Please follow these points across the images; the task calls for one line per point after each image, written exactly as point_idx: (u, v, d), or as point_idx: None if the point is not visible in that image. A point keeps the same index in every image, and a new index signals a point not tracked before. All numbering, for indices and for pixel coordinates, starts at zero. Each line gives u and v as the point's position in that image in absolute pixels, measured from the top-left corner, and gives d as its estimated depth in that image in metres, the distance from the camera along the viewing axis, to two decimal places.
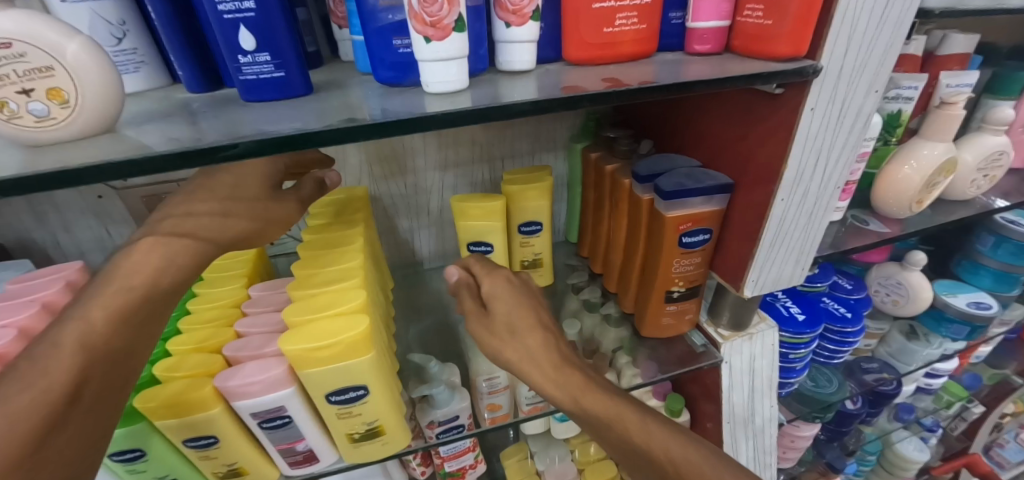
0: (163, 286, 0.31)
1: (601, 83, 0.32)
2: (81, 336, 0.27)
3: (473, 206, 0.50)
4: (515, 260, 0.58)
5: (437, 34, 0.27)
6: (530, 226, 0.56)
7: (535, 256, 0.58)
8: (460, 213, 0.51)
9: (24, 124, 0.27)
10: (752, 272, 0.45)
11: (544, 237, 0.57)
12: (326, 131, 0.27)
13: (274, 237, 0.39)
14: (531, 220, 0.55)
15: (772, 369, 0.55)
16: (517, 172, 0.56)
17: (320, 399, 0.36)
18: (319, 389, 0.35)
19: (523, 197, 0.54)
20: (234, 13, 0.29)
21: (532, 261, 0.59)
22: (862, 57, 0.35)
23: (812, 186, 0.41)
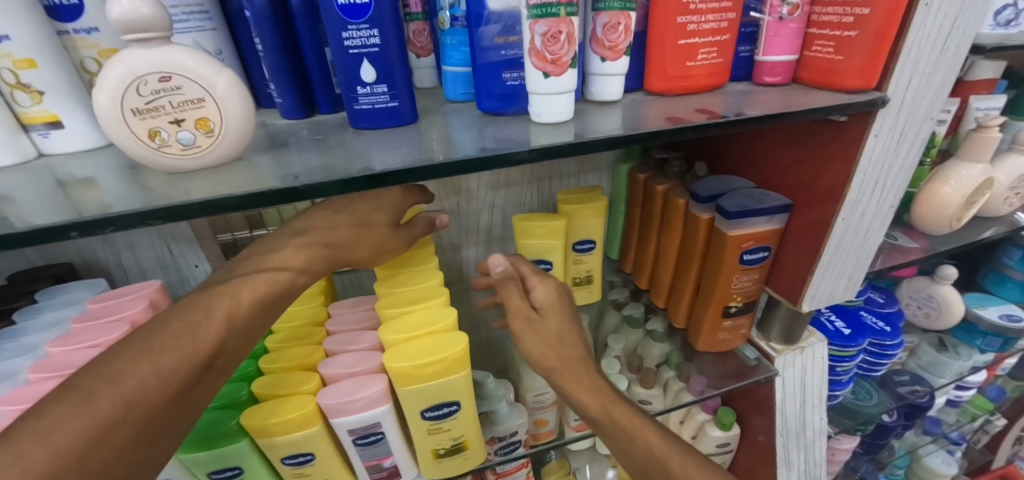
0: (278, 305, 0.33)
1: (698, 115, 0.35)
2: (155, 361, 0.27)
3: (536, 225, 0.53)
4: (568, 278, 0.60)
5: (556, 70, 0.30)
6: (584, 244, 0.58)
7: (586, 273, 0.60)
8: (523, 231, 0.54)
9: (171, 152, 0.29)
10: (810, 287, 0.47)
11: (595, 256, 0.59)
12: (452, 163, 0.29)
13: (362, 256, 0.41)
14: (585, 238, 0.57)
15: (823, 383, 0.56)
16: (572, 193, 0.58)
17: (415, 416, 0.37)
18: (417, 404, 0.37)
19: (579, 217, 0.56)
20: (359, 48, 0.32)
21: (584, 278, 0.60)
22: (922, 87, 0.37)
23: (870, 206, 0.43)
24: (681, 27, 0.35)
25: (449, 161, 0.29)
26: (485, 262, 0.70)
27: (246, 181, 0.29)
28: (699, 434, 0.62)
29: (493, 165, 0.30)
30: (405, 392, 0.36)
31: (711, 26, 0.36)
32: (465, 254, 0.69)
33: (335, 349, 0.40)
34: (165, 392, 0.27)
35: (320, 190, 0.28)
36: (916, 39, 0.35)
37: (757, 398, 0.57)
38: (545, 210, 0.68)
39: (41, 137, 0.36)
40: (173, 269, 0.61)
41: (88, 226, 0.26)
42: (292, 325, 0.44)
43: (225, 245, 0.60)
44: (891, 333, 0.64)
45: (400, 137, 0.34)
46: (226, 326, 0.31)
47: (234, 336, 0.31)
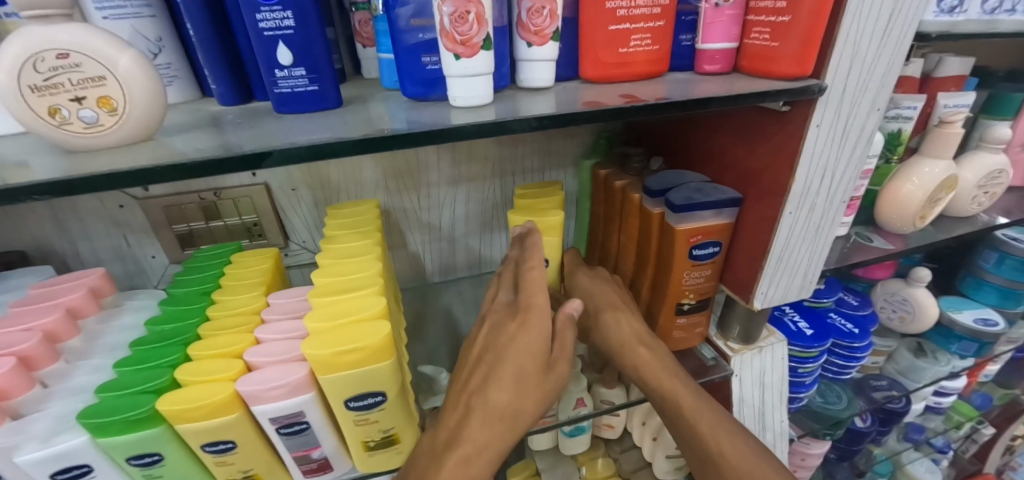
0: None
1: (620, 99, 0.34)
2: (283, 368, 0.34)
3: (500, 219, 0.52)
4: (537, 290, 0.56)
5: (467, 52, 0.29)
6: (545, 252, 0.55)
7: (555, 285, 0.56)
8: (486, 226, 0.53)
9: (73, 130, 0.29)
10: (762, 284, 0.46)
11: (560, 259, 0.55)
12: (358, 141, 0.29)
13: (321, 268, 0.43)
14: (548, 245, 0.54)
15: (783, 384, 0.55)
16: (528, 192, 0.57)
17: (339, 406, 0.37)
18: (339, 393, 0.36)
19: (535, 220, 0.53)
20: (274, 30, 0.31)
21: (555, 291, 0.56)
22: (864, 76, 0.36)
23: (819, 201, 0.42)
24: (611, 12, 0.35)
25: (356, 140, 0.29)
26: (450, 259, 0.70)
27: (150, 159, 0.28)
28: (659, 435, 0.63)
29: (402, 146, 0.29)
30: (327, 380, 0.35)
31: (642, 13, 0.35)
32: (428, 250, 0.68)
33: (265, 337, 0.39)
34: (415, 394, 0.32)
35: (220, 168, 0.28)
36: (852, 25, 0.34)
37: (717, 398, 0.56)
38: (509, 206, 0.67)
39: None
40: (130, 259, 0.60)
41: None
42: (229, 313, 0.43)
43: (181, 236, 0.59)
44: (860, 335, 0.62)
45: (321, 120, 0.33)
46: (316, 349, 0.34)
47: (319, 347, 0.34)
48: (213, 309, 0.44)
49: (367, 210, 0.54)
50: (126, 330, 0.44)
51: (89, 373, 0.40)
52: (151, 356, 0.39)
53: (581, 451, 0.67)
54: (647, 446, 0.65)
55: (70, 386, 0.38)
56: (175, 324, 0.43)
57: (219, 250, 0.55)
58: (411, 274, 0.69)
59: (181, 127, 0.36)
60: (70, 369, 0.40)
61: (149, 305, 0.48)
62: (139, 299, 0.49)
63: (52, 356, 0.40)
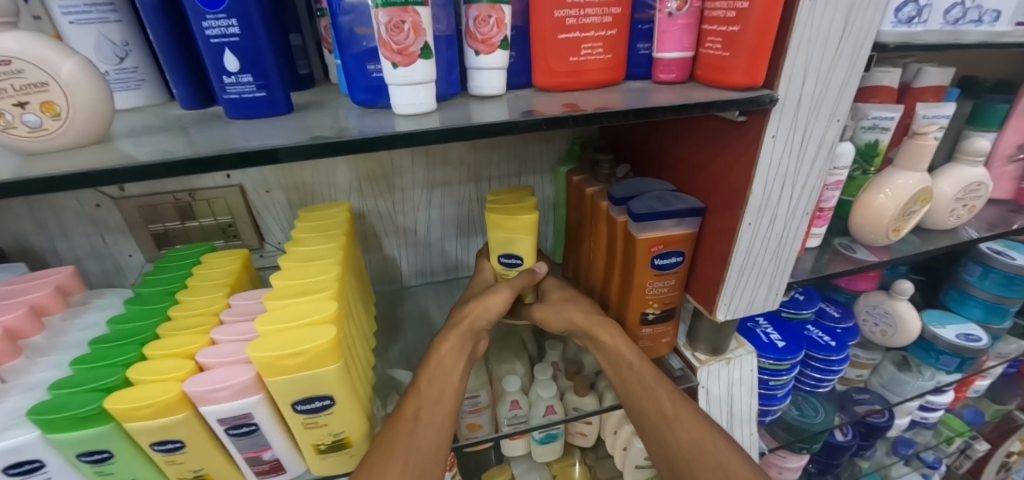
0: None
1: (561, 108, 0.34)
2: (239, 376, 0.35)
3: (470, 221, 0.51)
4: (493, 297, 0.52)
5: (403, 61, 0.29)
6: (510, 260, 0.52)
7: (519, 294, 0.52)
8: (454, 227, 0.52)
9: (17, 134, 0.29)
10: (724, 296, 0.45)
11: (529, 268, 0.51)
12: (298, 147, 0.29)
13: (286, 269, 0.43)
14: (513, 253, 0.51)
15: (752, 396, 0.54)
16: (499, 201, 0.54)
17: (286, 408, 0.37)
18: (283, 396, 0.36)
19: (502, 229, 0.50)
20: (221, 37, 0.32)
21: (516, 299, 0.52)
22: (820, 86, 0.36)
23: (780, 212, 0.41)
24: (560, 21, 0.34)
25: (294, 145, 0.29)
26: (427, 262, 0.70)
27: (89, 162, 0.29)
28: (629, 444, 0.61)
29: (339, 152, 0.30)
30: (272, 382, 0.35)
31: (593, 21, 0.35)
32: (404, 254, 0.68)
33: (220, 338, 0.40)
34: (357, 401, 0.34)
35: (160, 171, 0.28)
36: (803, 36, 0.33)
37: None
38: (485, 211, 0.67)
39: None
40: (108, 257, 0.61)
41: None
42: (189, 313, 0.44)
43: (157, 236, 0.59)
44: (837, 348, 0.61)
45: (270, 125, 0.33)
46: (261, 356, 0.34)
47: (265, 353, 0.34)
48: (174, 309, 0.44)
49: (338, 213, 0.55)
50: (90, 328, 0.45)
51: (47, 369, 0.40)
52: (108, 354, 0.39)
53: (553, 459, 0.67)
54: (617, 455, 0.63)
55: (28, 382, 0.39)
56: (137, 323, 0.43)
57: (192, 250, 0.56)
58: (388, 277, 0.70)
59: (137, 130, 0.37)
60: (30, 365, 0.40)
61: (116, 303, 0.48)
62: (108, 297, 0.49)
63: (12, 353, 0.40)
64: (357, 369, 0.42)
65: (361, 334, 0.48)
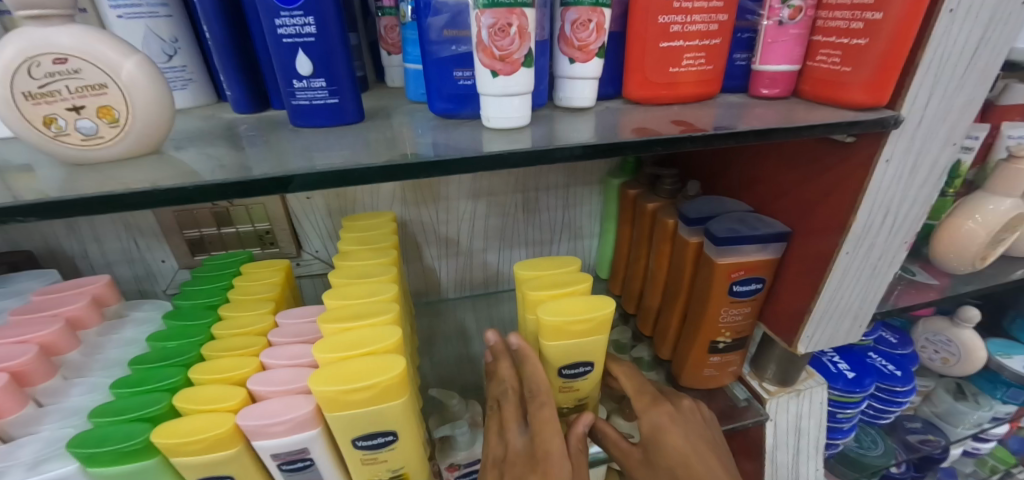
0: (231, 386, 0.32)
1: (670, 126, 0.31)
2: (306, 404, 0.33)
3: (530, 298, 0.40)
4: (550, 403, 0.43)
5: (506, 68, 0.26)
6: (576, 370, 0.40)
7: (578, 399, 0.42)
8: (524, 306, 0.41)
9: (71, 142, 0.26)
10: (807, 328, 0.42)
11: (593, 379, 0.41)
12: (382, 167, 0.26)
13: (345, 292, 0.41)
14: (580, 362, 0.39)
15: (820, 429, 0.51)
16: (531, 269, 0.42)
17: (346, 443, 0.34)
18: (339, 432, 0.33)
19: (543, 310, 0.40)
20: (294, 37, 0.28)
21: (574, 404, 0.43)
22: (943, 106, 0.33)
23: (879, 239, 0.38)
24: (663, 28, 0.31)
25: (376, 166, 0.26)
26: (467, 275, 0.67)
27: (151, 177, 0.26)
28: None
29: (426, 172, 0.27)
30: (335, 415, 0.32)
31: (698, 29, 0.32)
32: (443, 265, 0.65)
33: (271, 363, 0.37)
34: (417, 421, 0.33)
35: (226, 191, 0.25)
36: (936, 53, 0.30)
37: (745, 443, 0.52)
38: (529, 222, 0.64)
39: None
40: (139, 262, 0.59)
41: None
42: (235, 333, 0.41)
43: (191, 242, 0.57)
44: (903, 377, 0.58)
45: (342, 136, 0.31)
46: (328, 385, 0.31)
47: (330, 382, 0.31)
48: (219, 327, 0.41)
49: (384, 223, 0.52)
50: (127, 345, 0.43)
51: (85, 393, 0.38)
52: (151, 377, 0.37)
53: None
54: None
55: (65, 407, 0.37)
56: (178, 342, 0.41)
57: (229, 258, 0.53)
58: (426, 289, 0.67)
59: (190, 137, 0.34)
60: (67, 386, 0.38)
61: (153, 317, 0.46)
62: (144, 310, 0.47)
63: (48, 372, 0.38)
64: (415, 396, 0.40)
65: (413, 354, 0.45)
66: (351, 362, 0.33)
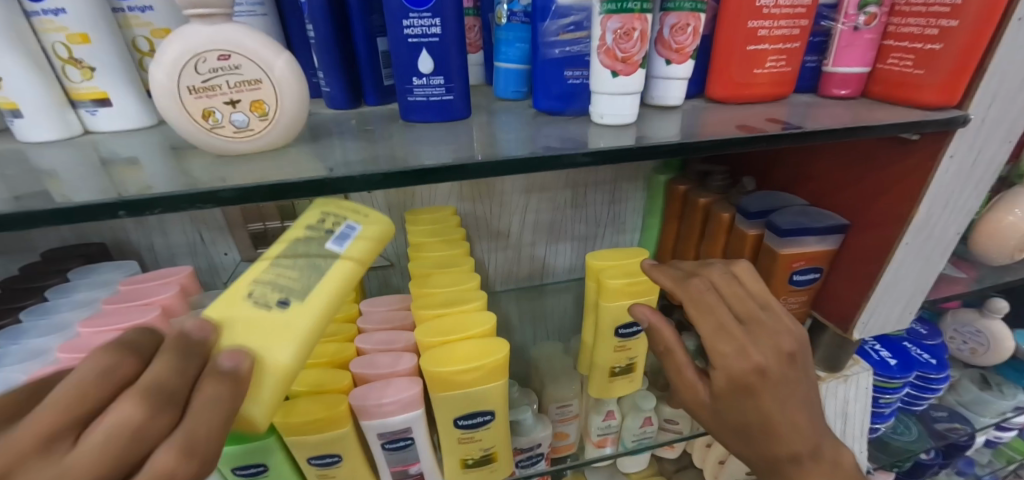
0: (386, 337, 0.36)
1: (768, 125, 0.33)
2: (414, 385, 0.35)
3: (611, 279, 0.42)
4: (603, 366, 0.47)
5: (626, 69, 0.28)
6: (629, 329, 0.45)
7: (629, 361, 0.47)
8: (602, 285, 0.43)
9: (224, 134, 0.28)
10: (863, 315, 0.44)
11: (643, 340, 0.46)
12: (512, 162, 0.29)
13: (429, 280, 0.43)
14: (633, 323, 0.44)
15: (864, 414, 0.54)
16: (600, 256, 0.45)
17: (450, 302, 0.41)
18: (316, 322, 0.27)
19: (619, 296, 0.43)
20: (419, 37, 0.31)
21: (625, 366, 0.47)
22: (1004, 108, 0.35)
23: (935, 231, 0.41)
24: (752, 32, 0.34)
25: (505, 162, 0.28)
26: (514, 267, 0.69)
27: (297, 169, 0.28)
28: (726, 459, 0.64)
29: (546, 166, 0.29)
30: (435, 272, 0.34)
31: (782, 33, 0.34)
32: (492, 258, 0.67)
33: (366, 348, 0.39)
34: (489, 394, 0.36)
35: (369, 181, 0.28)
36: (1005, 58, 0.32)
37: None
38: (577, 217, 0.66)
39: (88, 114, 0.36)
40: (202, 254, 0.62)
41: (137, 206, 0.25)
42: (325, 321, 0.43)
43: (255, 235, 0.60)
44: (937, 366, 0.61)
45: (451, 132, 0.33)
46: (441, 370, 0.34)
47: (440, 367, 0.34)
48: None
49: (448, 216, 0.54)
50: None
51: None
52: None
53: (638, 470, 0.67)
54: (710, 468, 0.66)
55: None
56: None
57: None
58: None
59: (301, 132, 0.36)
60: None
61: None
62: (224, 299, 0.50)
63: None
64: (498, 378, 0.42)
65: None
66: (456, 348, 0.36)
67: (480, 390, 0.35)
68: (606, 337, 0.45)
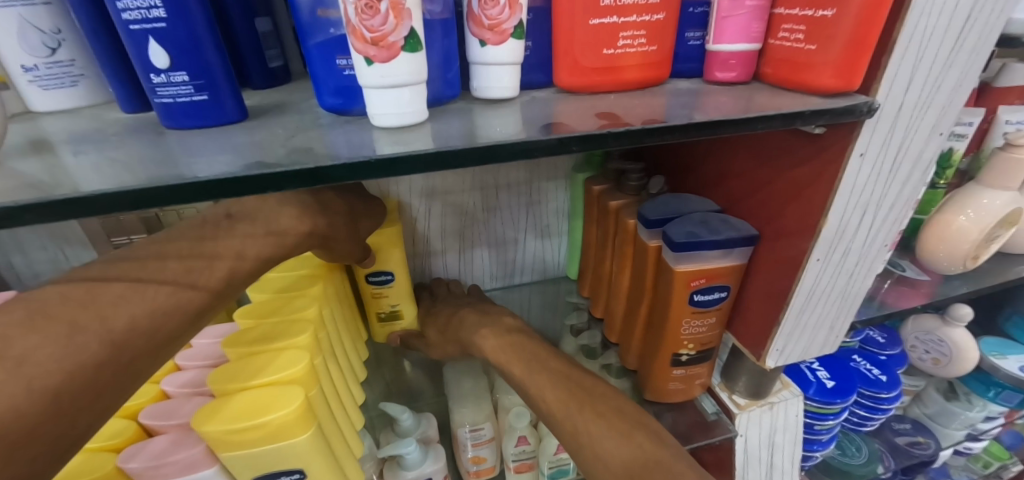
0: (219, 386, 0.31)
1: (593, 120, 0.25)
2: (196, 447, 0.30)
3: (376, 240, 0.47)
4: (370, 312, 0.53)
5: (381, 54, 0.21)
6: (380, 276, 0.50)
7: (391, 308, 0.52)
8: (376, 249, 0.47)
9: None
10: (776, 341, 0.37)
11: (400, 288, 0.51)
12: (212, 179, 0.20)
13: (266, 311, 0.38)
14: (382, 271, 0.49)
15: (795, 444, 0.47)
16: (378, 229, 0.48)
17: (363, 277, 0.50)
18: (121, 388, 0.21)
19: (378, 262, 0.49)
20: (142, 23, 0.24)
21: (389, 313, 0.53)
22: (927, 93, 0.28)
23: (855, 245, 0.33)
24: (592, 1, 0.26)
25: (206, 179, 0.20)
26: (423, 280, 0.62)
27: None
28: None
29: (269, 187, 0.21)
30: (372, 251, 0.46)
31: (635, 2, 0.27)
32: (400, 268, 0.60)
33: (172, 392, 0.35)
34: (283, 414, 0.29)
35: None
36: (917, 29, 0.25)
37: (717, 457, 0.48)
38: (490, 222, 0.58)
39: None
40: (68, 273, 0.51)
41: None
42: None
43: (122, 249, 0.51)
44: (888, 383, 0.54)
45: (216, 137, 0.26)
46: (225, 430, 0.28)
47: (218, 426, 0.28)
48: None
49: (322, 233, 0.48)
50: None
51: None
52: None
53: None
54: None
55: None
56: None
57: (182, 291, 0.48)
58: None
59: (74, 140, 0.30)
60: None
61: None
62: None
63: None
64: (337, 424, 0.36)
65: (344, 374, 0.42)
66: (248, 401, 0.30)
67: (273, 451, 0.29)
68: (361, 283, 0.50)
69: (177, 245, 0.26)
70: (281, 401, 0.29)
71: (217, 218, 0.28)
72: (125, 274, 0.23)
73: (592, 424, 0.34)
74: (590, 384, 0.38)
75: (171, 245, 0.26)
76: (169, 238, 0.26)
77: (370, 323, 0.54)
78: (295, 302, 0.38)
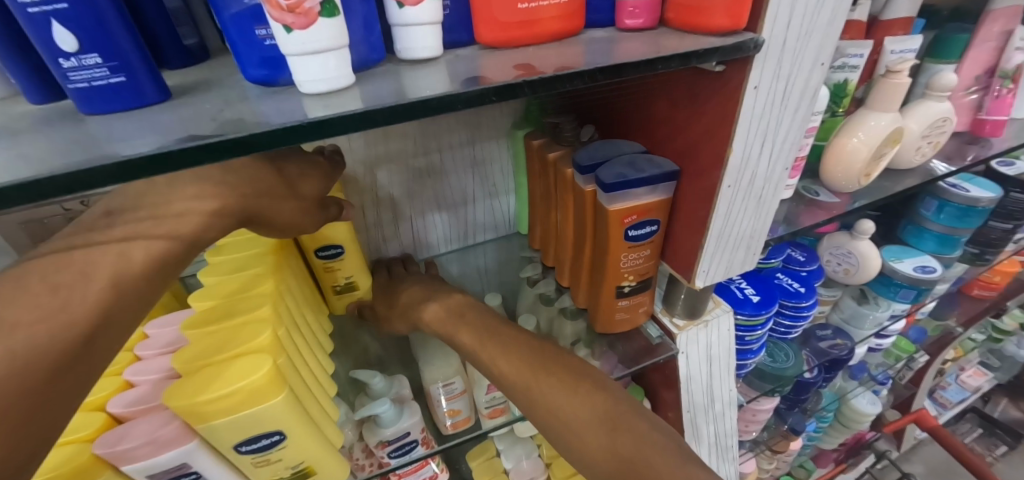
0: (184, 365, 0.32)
1: (512, 71, 0.27)
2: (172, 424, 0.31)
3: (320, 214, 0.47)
4: (325, 286, 0.54)
5: (299, 21, 0.22)
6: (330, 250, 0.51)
7: (346, 280, 0.54)
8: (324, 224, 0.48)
9: None
10: (702, 263, 0.42)
11: (352, 260, 0.53)
12: (148, 156, 0.21)
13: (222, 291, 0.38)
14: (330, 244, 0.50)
15: (728, 354, 0.53)
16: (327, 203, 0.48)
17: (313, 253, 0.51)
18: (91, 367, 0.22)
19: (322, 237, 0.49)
20: (41, 6, 0.23)
21: (345, 285, 0.54)
22: (806, 27, 0.31)
23: (760, 169, 0.38)
24: None
25: (139, 156, 0.21)
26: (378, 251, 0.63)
27: None
28: None
29: (206, 159, 0.22)
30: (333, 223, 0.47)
31: None
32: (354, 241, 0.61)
33: (136, 380, 0.35)
34: (254, 381, 0.30)
35: None
36: None
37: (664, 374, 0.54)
38: (438, 186, 0.60)
39: None
40: None
41: None
42: None
43: None
44: (806, 294, 0.62)
45: (142, 118, 0.26)
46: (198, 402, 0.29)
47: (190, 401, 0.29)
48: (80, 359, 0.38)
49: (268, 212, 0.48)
50: None
51: None
52: None
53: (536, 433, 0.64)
54: None
55: None
56: None
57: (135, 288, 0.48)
58: None
59: None
60: None
61: None
62: None
63: None
64: (309, 389, 0.38)
65: (310, 344, 0.43)
66: (216, 373, 0.31)
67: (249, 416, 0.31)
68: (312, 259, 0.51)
69: (119, 230, 0.26)
70: (249, 369, 0.31)
71: (157, 198, 0.28)
72: (67, 263, 0.24)
73: (546, 381, 0.38)
74: (540, 346, 0.42)
75: (117, 230, 0.26)
76: (110, 224, 0.26)
77: (327, 296, 0.55)
78: (251, 280, 0.39)
